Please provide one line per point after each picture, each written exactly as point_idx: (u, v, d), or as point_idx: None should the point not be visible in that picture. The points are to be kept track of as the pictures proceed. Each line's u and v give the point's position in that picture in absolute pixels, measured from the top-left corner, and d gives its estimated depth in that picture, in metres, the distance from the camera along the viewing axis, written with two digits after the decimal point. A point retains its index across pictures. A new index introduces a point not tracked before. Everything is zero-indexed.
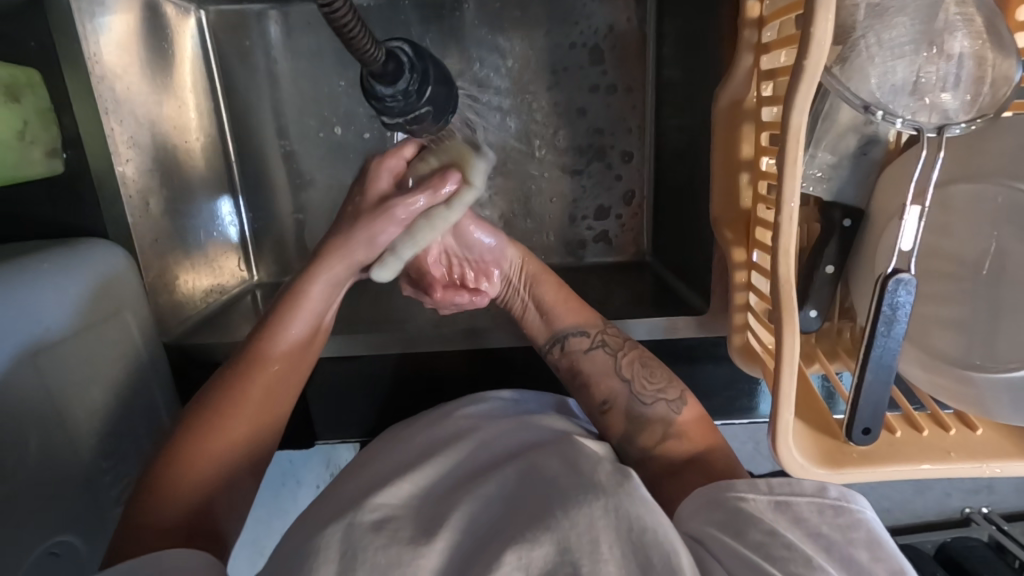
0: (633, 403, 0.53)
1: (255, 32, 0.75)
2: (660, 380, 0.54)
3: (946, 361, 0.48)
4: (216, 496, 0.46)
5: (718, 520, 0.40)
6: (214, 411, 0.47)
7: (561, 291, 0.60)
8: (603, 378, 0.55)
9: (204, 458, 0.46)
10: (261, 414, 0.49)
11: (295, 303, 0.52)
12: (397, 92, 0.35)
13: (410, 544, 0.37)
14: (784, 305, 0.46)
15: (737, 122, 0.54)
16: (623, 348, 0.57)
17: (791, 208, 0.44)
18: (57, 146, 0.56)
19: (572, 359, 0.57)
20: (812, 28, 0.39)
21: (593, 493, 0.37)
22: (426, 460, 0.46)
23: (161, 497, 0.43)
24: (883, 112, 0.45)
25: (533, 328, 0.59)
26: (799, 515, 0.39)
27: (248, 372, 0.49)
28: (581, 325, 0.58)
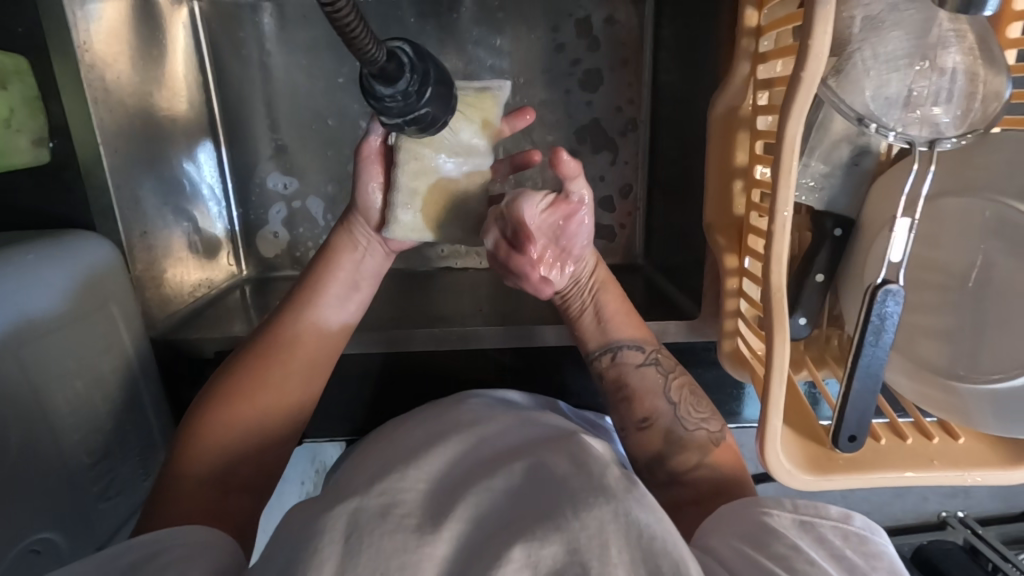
0: (675, 426, 0.54)
1: (249, 24, 0.74)
2: (705, 410, 0.55)
3: (931, 370, 0.49)
4: (245, 458, 0.49)
5: (744, 533, 0.41)
6: (246, 378, 0.50)
7: (623, 304, 0.60)
8: (651, 395, 0.56)
9: (231, 424, 0.49)
10: (285, 388, 0.52)
11: (319, 280, 0.55)
12: (396, 93, 0.34)
13: (415, 531, 0.37)
14: (776, 314, 0.46)
15: (732, 129, 0.55)
16: (675, 371, 0.57)
17: (784, 216, 0.44)
18: (44, 135, 0.56)
19: (622, 370, 0.57)
20: (811, 40, 0.39)
21: (601, 493, 0.37)
22: (433, 449, 0.46)
23: (194, 455, 0.47)
24: (876, 125, 0.46)
25: (586, 335, 0.59)
26: (822, 537, 0.40)
27: (276, 345, 0.52)
28: (638, 340, 0.58)
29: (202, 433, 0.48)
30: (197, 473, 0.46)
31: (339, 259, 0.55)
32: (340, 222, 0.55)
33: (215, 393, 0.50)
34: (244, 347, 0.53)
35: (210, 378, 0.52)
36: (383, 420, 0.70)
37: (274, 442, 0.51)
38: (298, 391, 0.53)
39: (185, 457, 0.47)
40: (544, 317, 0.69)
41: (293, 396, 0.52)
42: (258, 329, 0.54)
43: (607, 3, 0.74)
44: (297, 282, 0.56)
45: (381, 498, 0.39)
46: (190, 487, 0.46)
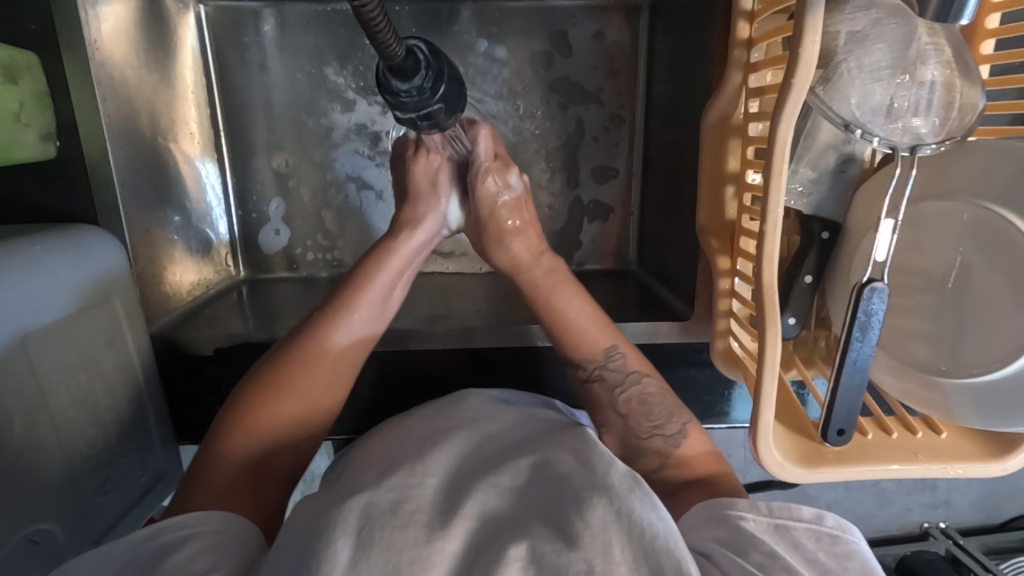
0: (629, 435, 0.55)
1: (252, 29, 0.75)
2: (659, 417, 0.54)
3: (916, 368, 0.51)
4: (285, 444, 0.51)
5: (723, 535, 0.42)
6: (296, 365, 0.52)
7: (577, 315, 0.58)
8: (602, 408, 0.57)
9: (274, 418, 0.50)
10: (332, 380, 0.54)
11: (374, 268, 0.57)
12: (412, 88, 0.36)
13: (425, 527, 0.38)
14: (768, 311, 0.48)
15: (725, 136, 0.57)
16: (625, 382, 0.57)
17: (776, 216, 0.46)
18: (52, 131, 0.56)
19: (576, 387, 0.59)
20: (800, 49, 0.42)
21: (601, 492, 0.39)
22: (439, 446, 0.46)
23: (238, 436, 0.49)
24: (862, 131, 0.48)
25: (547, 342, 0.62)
26: (796, 540, 0.41)
27: (319, 344, 0.54)
28: (583, 355, 0.58)
29: (247, 424, 0.50)
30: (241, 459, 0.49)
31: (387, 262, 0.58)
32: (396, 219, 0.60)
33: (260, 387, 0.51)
34: (298, 331, 0.55)
35: (261, 358, 0.54)
36: (377, 420, 0.70)
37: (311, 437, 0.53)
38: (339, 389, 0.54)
39: (228, 445, 0.49)
40: (539, 317, 0.70)
41: (334, 393, 0.54)
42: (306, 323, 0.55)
43: (602, 18, 0.77)
44: (345, 278, 0.57)
45: (391, 495, 0.40)
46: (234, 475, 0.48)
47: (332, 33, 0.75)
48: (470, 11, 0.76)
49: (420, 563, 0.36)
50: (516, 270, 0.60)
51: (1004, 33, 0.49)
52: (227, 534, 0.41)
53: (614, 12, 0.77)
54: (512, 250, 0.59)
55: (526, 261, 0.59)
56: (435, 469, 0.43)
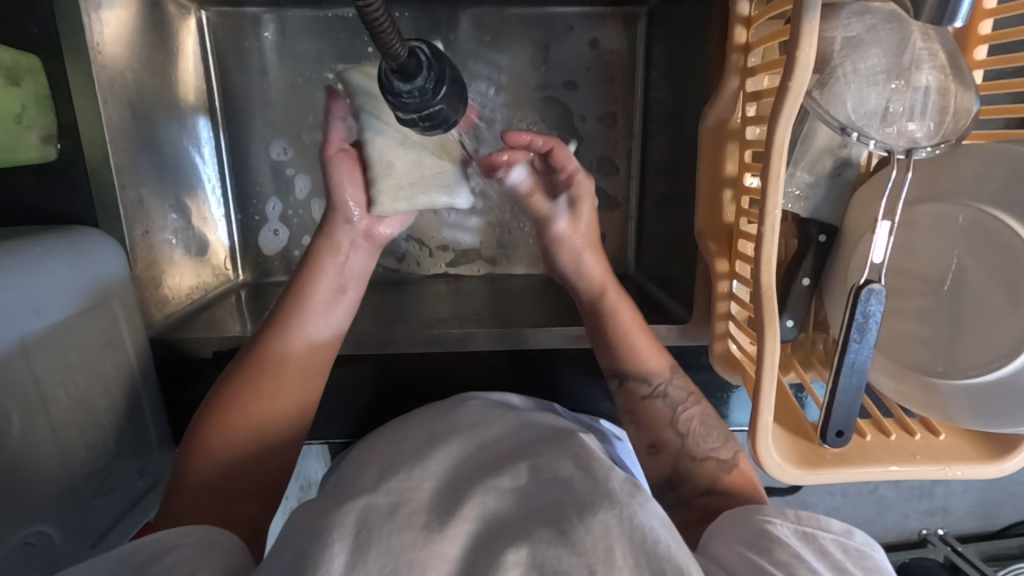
0: (682, 457, 0.55)
1: (252, 34, 0.76)
2: (715, 441, 0.55)
3: (913, 369, 0.51)
4: (252, 457, 0.51)
5: (743, 538, 0.42)
6: (245, 379, 0.52)
7: (638, 330, 0.60)
8: (659, 425, 0.57)
9: (230, 437, 0.51)
10: (286, 389, 0.53)
11: (307, 276, 0.56)
12: (413, 89, 0.36)
13: (423, 527, 0.38)
14: (767, 312, 0.49)
15: (722, 140, 0.58)
16: (687, 401, 0.57)
17: (774, 218, 0.47)
18: (53, 134, 0.57)
19: (632, 398, 0.59)
20: (797, 53, 0.42)
21: (602, 497, 0.39)
22: (438, 450, 0.47)
23: (201, 455, 0.50)
24: (858, 134, 0.49)
25: (599, 355, 0.61)
26: (823, 548, 0.41)
27: (260, 361, 0.53)
28: (651, 369, 0.59)
29: (205, 447, 0.50)
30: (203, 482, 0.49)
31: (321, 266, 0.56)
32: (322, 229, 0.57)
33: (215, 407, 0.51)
34: (247, 346, 0.55)
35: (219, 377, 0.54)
36: (375, 424, 0.70)
37: (274, 451, 0.52)
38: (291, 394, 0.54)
39: (188, 470, 0.49)
40: (537, 321, 0.70)
41: (282, 401, 0.53)
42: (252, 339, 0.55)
43: (599, 24, 0.78)
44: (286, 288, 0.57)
45: (390, 497, 0.40)
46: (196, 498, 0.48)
47: (332, 40, 0.76)
48: (470, 18, 0.77)
49: (421, 564, 0.36)
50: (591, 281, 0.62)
51: (997, 39, 0.49)
52: (217, 541, 0.41)
53: (612, 19, 0.77)
54: (591, 263, 0.62)
55: (606, 281, 0.62)
56: (434, 472, 0.44)
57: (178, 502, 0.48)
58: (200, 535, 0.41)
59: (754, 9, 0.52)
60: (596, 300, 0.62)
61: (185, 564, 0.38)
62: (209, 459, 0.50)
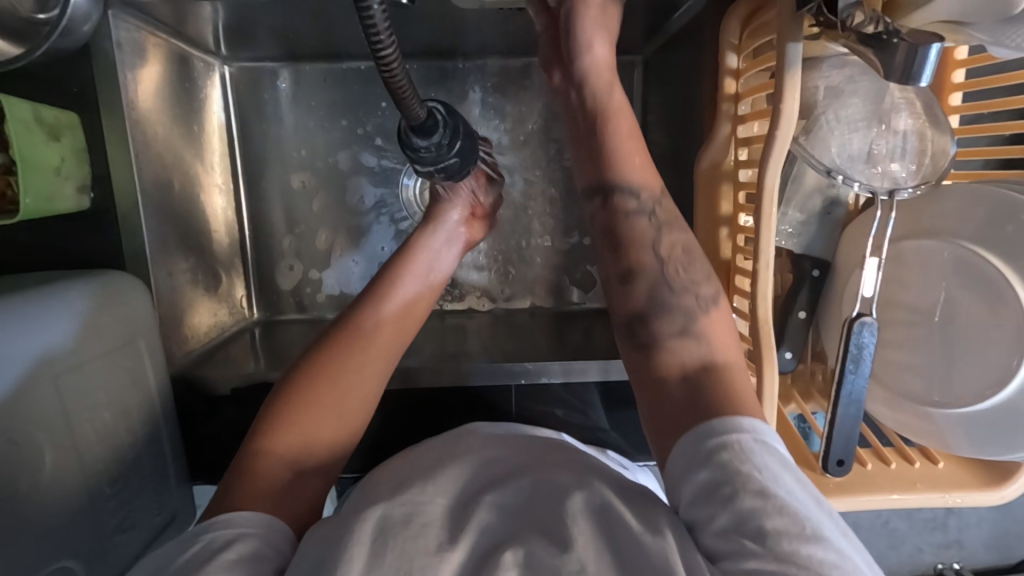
0: (659, 285, 0.52)
1: (269, 86, 0.81)
2: (696, 273, 0.52)
3: (909, 399, 0.53)
4: (329, 434, 0.52)
5: (707, 484, 0.40)
6: (334, 353, 0.56)
7: (633, 135, 0.55)
8: (637, 248, 0.53)
9: (309, 406, 0.52)
10: (369, 367, 0.56)
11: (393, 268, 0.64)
12: (430, 145, 0.40)
13: (439, 547, 0.39)
14: (763, 343, 0.51)
15: (717, 180, 0.61)
16: (671, 225, 0.54)
17: (767, 257, 0.50)
18: (87, 184, 0.60)
19: (611, 216, 0.54)
20: (782, 105, 0.45)
21: (596, 506, 0.41)
22: (449, 467, 0.47)
23: (285, 428, 0.50)
24: (842, 177, 0.51)
25: (581, 169, 0.56)
26: (780, 472, 0.40)
27: (348, 342, 0.57)
28: (639, 185, 0.54)
29: (286, 419, 0.51)
30: (280, 451, 0.49)
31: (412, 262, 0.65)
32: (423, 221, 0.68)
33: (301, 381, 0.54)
34: (337, 325, 0.59)
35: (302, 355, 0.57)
36: (386, 455, 0.72)
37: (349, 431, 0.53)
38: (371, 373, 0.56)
39: (265, 441, 0.50)
40: (544, 354, 0.72)
41: (358, 375, 0.55)
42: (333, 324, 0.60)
43: None
44: (368, 288, 0.63)
45: (404, 508, 0.41)
46: (270, 466, 0.48)
47: (345, 91, 0.81)
48: (474, 68, 0.82)
49: None
50: (591, 80, 0.54)
51: (969, 87, 0.53)
52: (271, 537, 0.43)
53: None
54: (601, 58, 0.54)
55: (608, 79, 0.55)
56: (445, 489, 0.44)
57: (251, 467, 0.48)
58: (244, 535, 0.42)
59: (742, 61, 0.56)
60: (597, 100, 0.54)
61: None
62: (287, 429, 0.50)
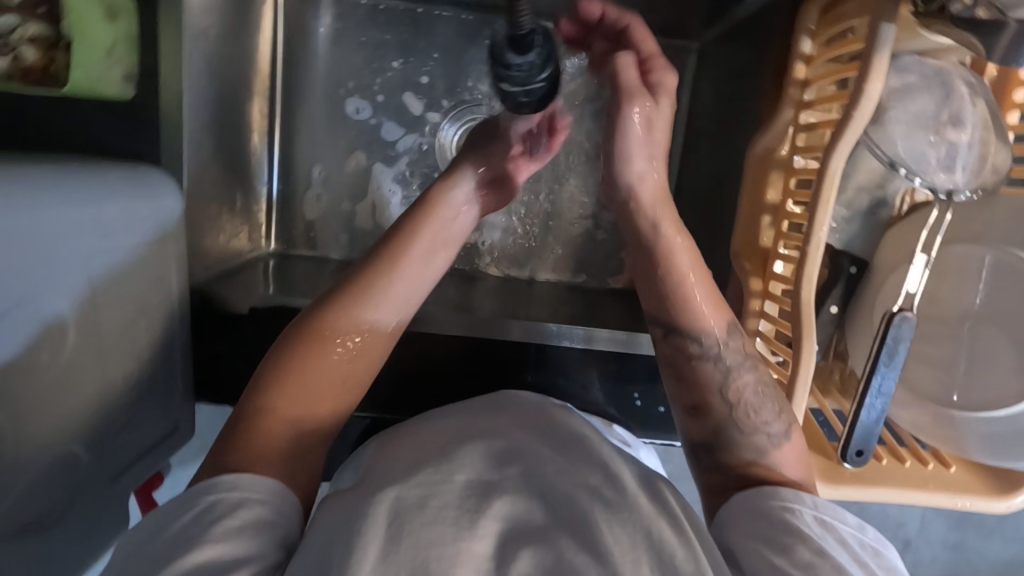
0: (733, 426, 0.50)
1: (321, 15, 0.79)
2: (769, 412, 0.50)
3: (929, 399, 0.54)
4: (298, 433, 0.48)
5: (763, 533, 0.41)
6: (326, 326, 0.51)
7: (698, 265, 0.54)
8: (703, 383, 0.51)
9: (298, 371, 0.49)
10: (351, 347, 0.51)
11: (394, 249, 0.55)
12: (524, 63, 0.40)
13: (453, 525, 0.38)
14: (804, 324, 0.52)
15: (767, 168, 0.62)
16: (743, 366, 0.51)
17: (820, 237, 0.51)
18: (133, 73, 0.58)
19: (676, 350, 0.52)
20: (865, 85, 0.46)
21: (629, 512, 0.39)
22: (469, 444, 0.46)
23: (249, 442, 0.45)
24: (905, 170, 0.52)
25: (648, 302, 0.54)
26: (841, 537, 0.41)
27: (345, 306, 0.52)
28: (706, 322, 0.52)
29: (254, 426, 0.46)
30: (283, 413, 0.47)
31: (418, 237, 0.57)
32: (442, 175, 0.62)
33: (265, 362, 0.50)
34: (322, 303, 0.53)
35: (274, 345, 0.51)
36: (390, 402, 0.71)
37: (349, 387, 0.51)
38: (327, 348, 0.50)
39: (243, 455, 0.45)
40: (563, 319, 0.71)
41: (347, 373, 0.51)
42: (336, 287, 0.54)
43: None
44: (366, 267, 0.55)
45: (418, 490, 0.40)
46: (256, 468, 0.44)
47: (397, 31, 0.80)
48: None
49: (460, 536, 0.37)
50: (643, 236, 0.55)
51: None
52: (273, 514, 0.42)
53: (661, 49, 0.82)
54: (654, 119, 0.54)
55: (657, 204, 0.55)
56: (465, 467, 0.42)
57: (240, 442, 0.45)
58: (251, 505, 0.41)
59: (815, 48, 0.56)
60: (647, 229, 0.55)
61: (222, 533, 0.39)
62: (258, 432, 0.46)
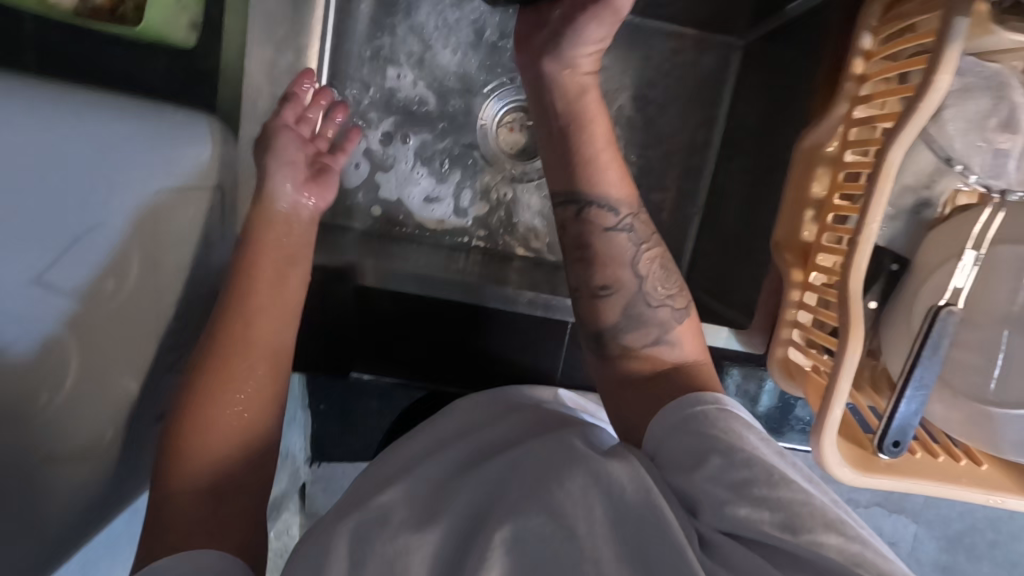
0: (636, 301, 0.56)
1: None
2: (672, 286, 0.57)
3: (967, 397, 0.54)
4: (241, 457, 0.55)
5: (689, 446, 0.44)
6: (214, 377, 0.56)
7: (609, 140, 0.58)
8: (616, 264, 0.57)
9: (207, 426, 0.54)
10: (253, 389, 0.57)
11: (241, 288, 0.58)
12: None
13: (410, 527, 0.44)
14: (852, 313, 0.53)
15: (814, 164, 0.63)
16: (647, 241, 0.58)
17: (873, 228, 0.51)
18: (197, 22, 0.60)
19: (587, 232, 0.57)
20: (934, 78, 0.47)
21: (577, 466, 0.44)
22: (416, 466, 0.51)
23: (183, 466, 0.53)
24: (960, 166, 0.56)
25: (556, 176, 0.59)
26: (752, 429, 0.45)
27: (227, 357, 0.57)
28: (617, 200, 0.57)
29: (183, 461, 0.53)
30: (183, 484, 0.52)
31: (268, 229, 0.60)
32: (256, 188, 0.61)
33: (175, 428, 0.55)
34: (192, 358, 0.57)
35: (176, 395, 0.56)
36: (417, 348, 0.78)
37: (253, 425, 0.56)
38: (226, 394, 0.55)
39: (172, 490, 0.52)
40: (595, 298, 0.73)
41: (246, 421, 0.56)
42: (209, 326, 0.59)
43: (698, 47, 0.83)
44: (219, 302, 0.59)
45: (376, 512, 0.45)
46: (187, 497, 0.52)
47: None
48: None
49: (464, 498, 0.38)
50: (579, 128, 0.57)
51: None
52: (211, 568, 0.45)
53: (710, 45, 0.83)
54: (582, 56, 0.56)
55: (592, 109, 0.57)
56: (402, 488, 0.48)
57: (164, 516, 0.51)
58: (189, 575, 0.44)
59: (875, 45, 0.57)
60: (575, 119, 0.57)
61: None
62: (196, 454, 0.53)
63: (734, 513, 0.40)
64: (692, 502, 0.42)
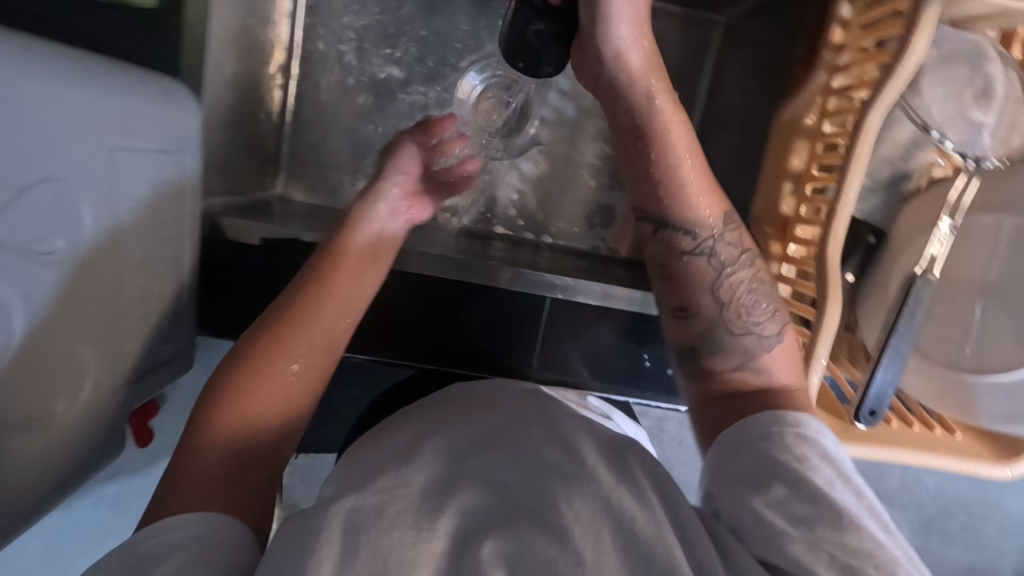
0: (719, 325, 0.53)
1: None
2: (763, 312, 0.53)
3: (940, 364, 0.55)
4: (274, 432, 0.48)
5: (751, 468, 0.43)
6: (274, 336, 0.51)
7: (696, 153, 0.55)
8: (696, 287, 0.54)
9: (252, 385, 0.48)
10: (312, 359, 0.51)
11: (323, 269, 0.56)
12: None
13: (412, 528, 0.38)
14: (829, 281, 0.52)
15: (792, 135, 0.63)
16: (735, 262, 0.54)
17: (851, 194, 0.51)
18: None
19: (671, 253, 0.55)
20: (911, 40, 0.47)
21: (588, 482, 0.41)
22: (431, 439, 0.45)
23: (212, 434, 0.46)
24: (936, 133, 0.55)
25: (636, 195, 0.56)
26: (826, 456, 0.43)
27: (297, 318, 0.52)
28: (701, 222, 0.54)
29: (215, 421, 0.47)
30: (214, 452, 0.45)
31: (354, 237, 0.59)
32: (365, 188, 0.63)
33: (220, 380, 0.49)
34: (265, 315, 0.53)
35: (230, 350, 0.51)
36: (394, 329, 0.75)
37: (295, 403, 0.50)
38: (278, 361, 0.50)
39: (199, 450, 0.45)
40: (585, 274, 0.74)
41: (297, 391, 0.50)
42: (282, 292, 0.55)
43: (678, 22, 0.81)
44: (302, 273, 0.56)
45: (376, 497, 0.39)
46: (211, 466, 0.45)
47: None
48: None
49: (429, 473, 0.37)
50: (650, 141, 0.55)
51: None
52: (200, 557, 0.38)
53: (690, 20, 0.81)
54: (629, 46, 0.54)
55: (673, 125, 0.54)
56: (426, 466, 0.42)
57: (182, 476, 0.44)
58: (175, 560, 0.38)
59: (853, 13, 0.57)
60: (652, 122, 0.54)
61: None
62: (231, 418, 0.47)
63: (792, 552, 0.38)
64: (740, 526, 0.41)
